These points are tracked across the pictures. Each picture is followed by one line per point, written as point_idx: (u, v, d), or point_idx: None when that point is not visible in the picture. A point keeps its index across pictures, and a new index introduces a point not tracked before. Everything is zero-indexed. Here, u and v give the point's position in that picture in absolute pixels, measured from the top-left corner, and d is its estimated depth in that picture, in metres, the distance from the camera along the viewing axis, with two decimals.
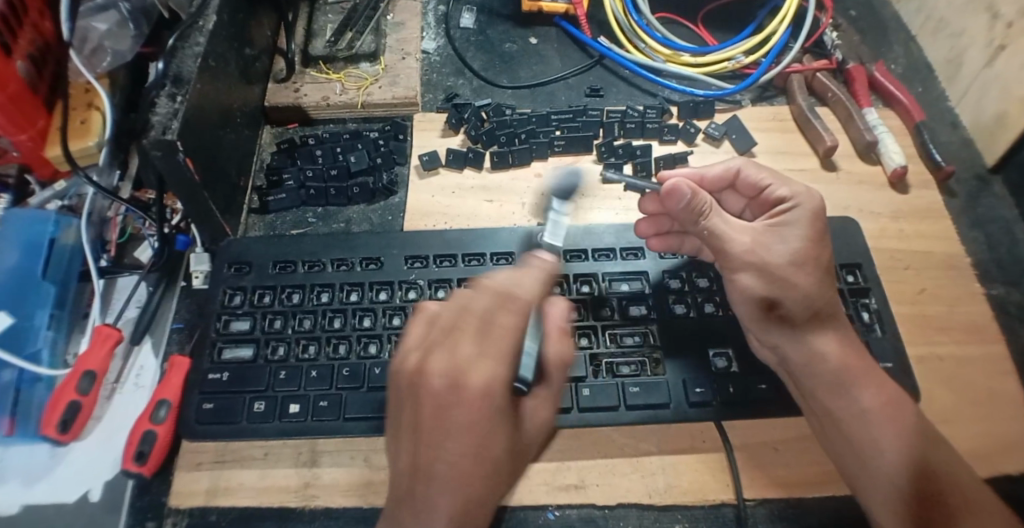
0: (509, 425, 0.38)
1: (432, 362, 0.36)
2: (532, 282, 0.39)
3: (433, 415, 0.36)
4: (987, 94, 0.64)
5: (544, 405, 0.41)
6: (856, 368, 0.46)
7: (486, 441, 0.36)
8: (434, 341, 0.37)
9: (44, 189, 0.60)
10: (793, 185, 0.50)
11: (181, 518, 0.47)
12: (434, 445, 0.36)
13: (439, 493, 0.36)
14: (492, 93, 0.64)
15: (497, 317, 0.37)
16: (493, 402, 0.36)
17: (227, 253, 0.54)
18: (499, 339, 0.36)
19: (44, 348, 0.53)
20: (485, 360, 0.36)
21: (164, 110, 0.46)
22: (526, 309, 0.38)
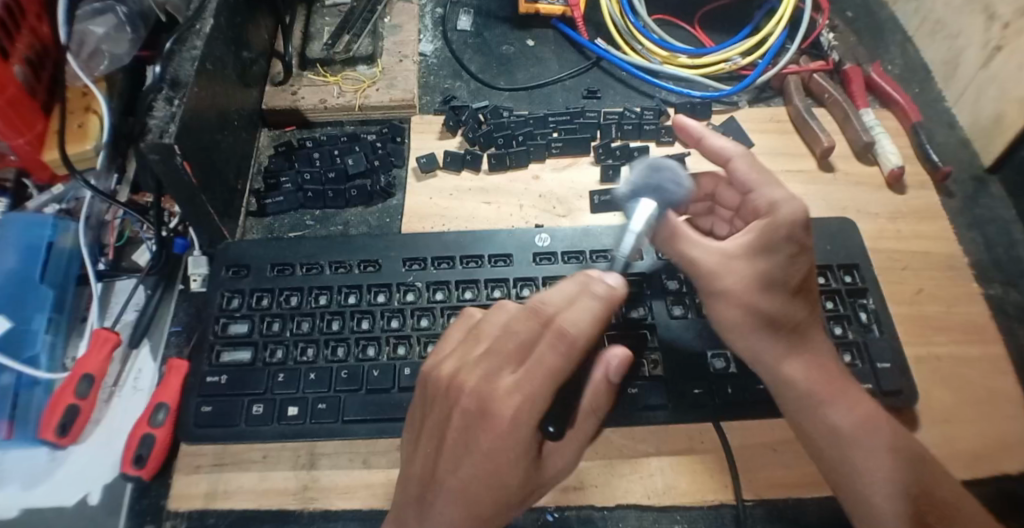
0: (530, 463, 0.36)
1: (466, 377, 0.36)
2: (585, 316, 0.36)
3: (460, 435, 0.36)
4: (983, 94, 0.64)
5: (566, 452, 0.40)
6: (828, 386, 0.44)
7: (505, 468, 0.35)
8: (474, 358, 0.37)
9: (41, 192, 0.61)
10: (773, 191, 0.44)
11: (180, 521, 0.47)
12: (450, 463, 0.36)
13: (443, 507, 0.36)
14: (490, 95, 0.65)
15: (540, 347, 0.36)
16: (520, 436, 0.35)
17: (225, 255, 0.54)
18: (540, 374, 0.35)
19: (42, 352, 0.53)
20: (520, 392, 0.35)
21: (162, 113, 0.46)
22: (573, 351, 0.35)
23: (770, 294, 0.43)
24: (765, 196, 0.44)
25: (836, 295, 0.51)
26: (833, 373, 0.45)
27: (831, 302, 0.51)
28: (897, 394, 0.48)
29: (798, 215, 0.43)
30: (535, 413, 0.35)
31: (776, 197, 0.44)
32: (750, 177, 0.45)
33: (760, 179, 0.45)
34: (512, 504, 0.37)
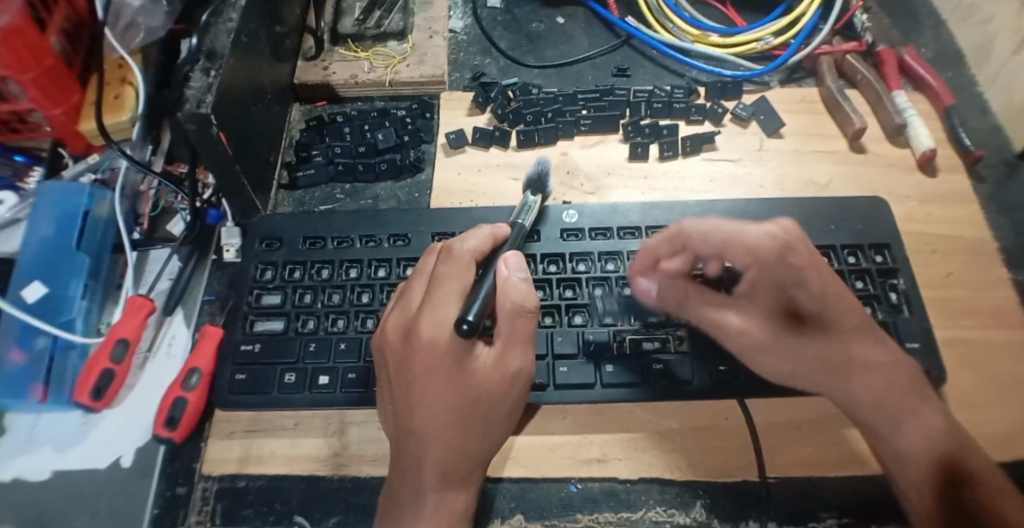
0: (470, 372, 0.41)
1: (389, 323, 0.43)
2: (472, 240, 0.45)
3: (398, 371, 0.41)
4: (1018, 79, 0.63)
5: (514, 353, 0.43)
6: (895, 394, 0.45)
7: (448, 385, 0.41)
8: (399, 306, 0.43)
9: (78, 162, 0.62)
10: (752, 230, 0.47)
11: (212, 484, 0.48)
12: (407, 406, 0.41)
13: (417, 452, 0.41)
14: (519, 72, 0.64)
15: (438, 270, 0.43)
16: (440, 346, 0.40)
17: (258, 228, 0.55)
18: (437, 287, 0.42)
19: (78, 317, 0.54)
20: (430, 309, 0.41)
21: (199, 84, 0.47)
22: (460, 261, 0.43)
23: (797, 329, 0.46)
24: (743, 246, 0.47)
25: (867, 275, 0.51)
26: (895, 370, 0.45)
27: (862, 281, 0.50)
28: (928, 375, 0.48)
29: (776, 247, 0.46)
30: (446, 314, 0.41)
31: (746, 236, 0.47)
32: (722, 233, 0.47)
33: (734, 227, 0.47)
34: (486, 415, 0.42)
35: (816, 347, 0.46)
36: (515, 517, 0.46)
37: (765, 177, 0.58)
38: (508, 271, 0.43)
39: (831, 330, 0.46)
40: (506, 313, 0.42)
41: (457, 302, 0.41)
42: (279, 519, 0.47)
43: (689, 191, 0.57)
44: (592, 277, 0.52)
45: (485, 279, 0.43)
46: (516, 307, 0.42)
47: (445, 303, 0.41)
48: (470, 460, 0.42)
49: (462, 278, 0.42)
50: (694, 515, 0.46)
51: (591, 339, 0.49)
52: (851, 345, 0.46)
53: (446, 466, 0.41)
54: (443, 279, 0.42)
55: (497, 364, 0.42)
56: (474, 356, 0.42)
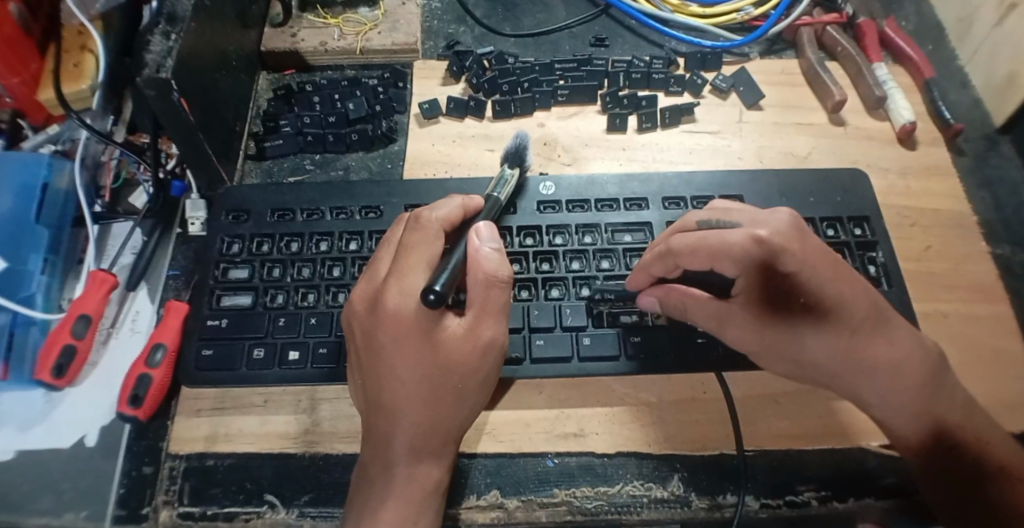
0: (438, 343, 0.40)
1: (357, 294, 0.42)
2: (443, 209, 0.44)
3: (365, 342, 0.41)
4: (997, 53, 0.62)
5: (489, 322, 0.41)
6: (906, 386, 0.43)
7: (415, 357, 0.40)
8: (367, 276, 0.42)
9: (37, 133, 0.59)
10: (735, 240, 0.42)
11: (179, 463, 0.47)
12: (375, 378, 0.41)
13: (386, 426, 0.41)
14: (495, 41, 0.63)
15: (406, 239, 0.41)
16: (406, 317, 0.39)
17: (225, 200, 0.53)
18: (403, 256, 0.40)
19: (38, 292, 0.53)
20: (394, 279, 0.40)
21: (158, 48, 0.44)
22: (428, 229, 0.41)
23: (806, 338, 0.43)
24: (727, 260, 0.42)
25: (846, 248, 0.50)
26: (907, 360, 0.43)
27: (840, 254, 0.50)
28: None
29: (765, 249, 0.41)
30: (412, 285, 0.39)
31: (732, 252, 0.42)
32: (703, 247, 0.42)
33: (710, 237, 0.42)
34: (456, 386, 0.41)
35: (828, 350, 0.43)
36: (491, 493, 0.45)
37: (744, 149, 0.57)
38: (479, 243, 0.41)
39: (844, 325, 0.42)
40: (478, 283, 0.40)
41: (425, 271, 0.40)
42: (249, 498, 0.46)
43: (668, 162, 0.56)
44: (570, 250, 0.50)
45: (457, 248, 0.41)
46: (489, 277, 0.40)
47: (412, 273, 0.40)
48: (440, 434, 0.41)
49: (429, 248, 0.41)
50: (672, 489, 0.45)
51: (568, 313, 0.48)
52: (864, 342, 0.42)
53: (415, 439, 0.40)
54: (410, 248, 0.40)
55: (468, 334, 0.40)
56: (443, 327, 0.40)
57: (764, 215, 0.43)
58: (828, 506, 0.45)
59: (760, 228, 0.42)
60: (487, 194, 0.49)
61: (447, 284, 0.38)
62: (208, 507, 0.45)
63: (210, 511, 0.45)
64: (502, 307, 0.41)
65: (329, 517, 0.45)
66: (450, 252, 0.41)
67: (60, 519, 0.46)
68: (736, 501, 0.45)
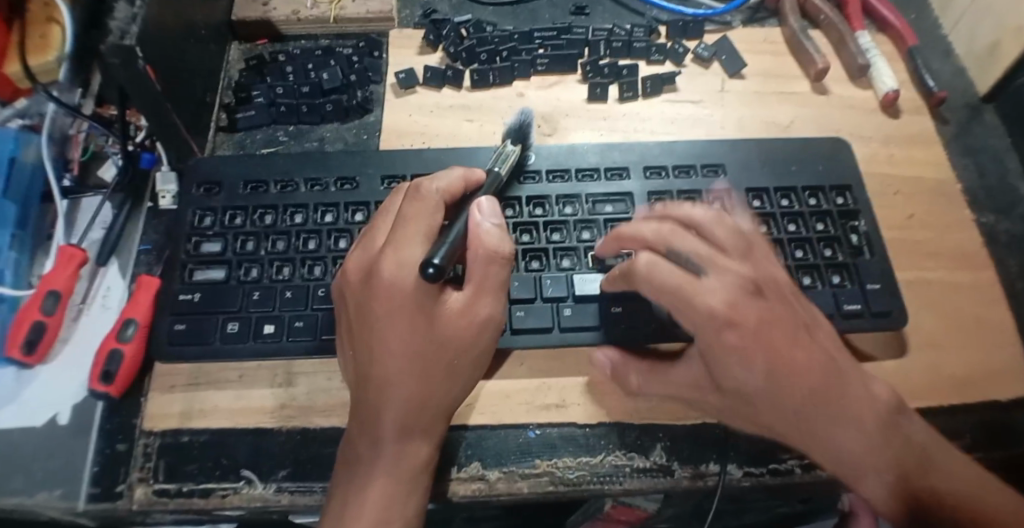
0: (433, 316, 0.39)
1: (351, 264, 0.40)
2: (443, 181, 0.43)
3: (358, 313, 0.39)
4: (980, 21, 0.62)
5: (486, 299, 0.40)
6: (856, 447, 0.40)
7: (411, 330, 0.38)
8: (363, 246, 0.41)
9: (3, 107, 0.58)
10: (699, 300, 0.39)
11: (154, 440, 0.46)
12: (366, 351, 0.39)
13: (376, 400, 0.39)
14: (473, 9, 0.61)
15: (405, 209, 0.40)
16: (403, 288, 0.38)
17: (196, 172, 0.52)
18: (402, 226, 0.39)
19: (7, 268, 0.51)
20: (392, 248, 0.39)
21: (123, 15, 0.43)
22: (429, 200, 0.41)
23: (762, 382, 0.40)
24: (688, 319, 0.40)
25: (827, 217, 0.50)
26: (854, 408, 0.40)
27: (821, 223, 0.49)
28: (885, 315, 0.47)
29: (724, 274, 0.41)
30: (412, 257, 0.38)
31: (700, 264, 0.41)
32: (668, 295, 0.40)
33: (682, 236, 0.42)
34: (451, 362, 0.40)
35: (786, 392, 0.40)
36: (471, 465, 0.44)
37: (726, 118, 0.56)
38: (481, 218, 0.40)
39: (801, 367, 0.40)
40: (479, 259, 0.39)
41: (423, 244, 0.39)
42: (226, 474, 0.45)
43: (649, 132, 0.55)
44: (549, 221, 0.49)
45: (457, 223, 0.41)
46: (490, 253, 0.39)
47: (411, 245, 0.39)
48: (432, 410, 0.40)
49: (428, 220, 0.40)
50: (653, 458, 0.45)
51: (547, 284, 0.47)
52: (818, 404, 0.40)
53: (407, 415, 0.39)
54: (409, 220, 0.39)
55: (465, 310, 0.40)
56: (439, 301, 0.39)
57: (727, 264, 0.41)
58: (812, 474, 0.45)
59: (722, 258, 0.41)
60: (486, 169, 0.48)
61: (448, 258, 0.38)
62: (183, 484, 0.44)
63: (186, 488, 0.44)
64: (499, 286, 0.41)
65: (308, 491, 0.44)
66: (449, 228, 0.41)
67: (33, 498, 0.45)
68: (719, 469, 0.44)
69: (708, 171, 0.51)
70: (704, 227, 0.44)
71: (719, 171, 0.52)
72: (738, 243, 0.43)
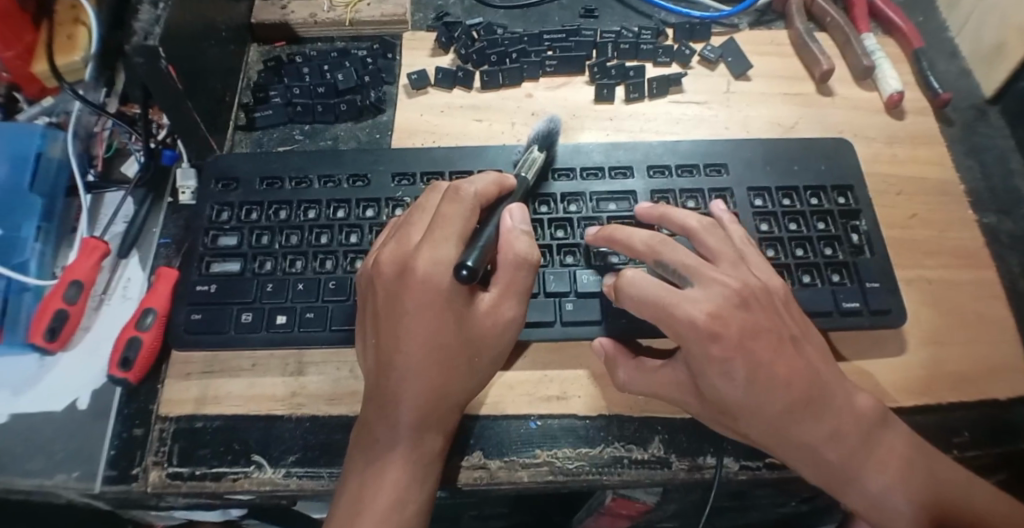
0: (461, 313, 0.40)
1: (383, 255, 0.41)
2: (480, 182, 0.44)
3: (388, 303, 0.40)
4: (987, 22, 0.62)
5: (510, 302, 0.42)
6: (833, 454, 0.41)
7: (440, 325, 0.40)
8: (396, 239, 0.42)
9: (31, 106, 0.60)
10: (680, 310, 0.40)
11: (169, 425, 0.47)
12: (392, 340, 0.40)
13: (399, 388, 0.40)
14: (483, 12, 0.63)
15: (442, 207, 0.41)
16: (436, 284, 0.39)
17: (214, 168, 0.53)
18: (439, 224, 0.40)
19: (32, 259, 0.53)
20: (429, 244, 0.40)
21: (147, 16, 0.45)
22: (467, 201, 0.42)
23: (747, 396, 0.40)
24: (673, 330, 0.40)
25: (829, 216, 0.50)
26: (831, 422, 0.41)
27: (824, 222, 0.50)
28: (886, 313, 0.47)
29: (711, 287, 0.41)
30: (449, 256, 0.40)
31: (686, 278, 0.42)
32: (654, 307, 0.41)
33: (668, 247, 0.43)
34: (472, 359, 0.41)
35: (774, 404, 0.41)
36: (474, 454, 0.45)
37: (731, 119, 0.57)
38: (512, 223, 0.43)
39: (791, 381, 0.41)
40: (507, 263, 0.42)
41: (456, 245, 0.40)
42: (237, 459, 0.46)
43: (654, 132, 0.56)
44: (554, 218, 0.51)
45: (489, 225, 0.43)
46: (519, 258, 0.42)
47: (445, 244, 0.40)
48: (450, 403, 0.41)
49: (465, 222, 0.41)
50: (652, 451, 0.45)
51: (551, 279, 0.48)
52: (798, 415, 0.41)
53: (428, 406, 0.40)
54: (446, 220, 0.41)
55: (490, 311, 0.41)
56: (468, 299, 0.40)
57: (716, 276, 0.42)
58: None
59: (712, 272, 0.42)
60: (514, 174, 0.49)
61: (482, 260, 0.39)
62: (196, 468, 0.46)
63: (198, 471, 0.46)
64: (525, 289, 0.43)
65: (316, 476, 0.46)
66: (481, 230, 0.42)
67: (52, 480, 0.47)
68: (716, 463, 0.45)
69: (711, 170, 0.52)
70: (695, 233, 0.45)
71: (722, 171, 0.52)
72: (728, 251, 0.44)
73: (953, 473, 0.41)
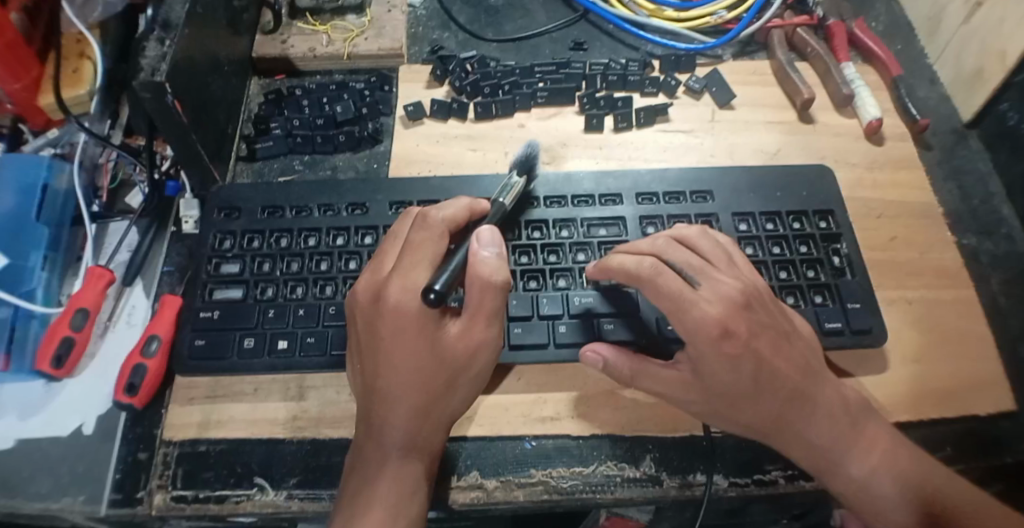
0: (436, 336, 0.42)
1: (361, 283, 0.43)
2: (449, 209, 0.45)
3: (367, 329, 0.42)
4: (965, 49, 0.63)
5: (480, 325, 0.42)
6: (833, 437, 0.43)
7: (416, 347, 0.41)
8: (375, 267, 0.43)
9: (38, 137, 0.62)
10: (695, 310, 0.41)
11: (173, 449, 0.49)
12: (373, 364, 0.42)
13: (383, 410, 0.42)
14: (477, 46, 0.65)
15: (412, 235, 0.43)
16: (407, 310, 0.40)
17: (217, 198, 0.55)
18: (409, 251, 0.42)
19: (39, 287, 0.55)
20: (399, 273, 0.41)
21: (153, 53, 0.47)
22: (435, 227, 0.43)
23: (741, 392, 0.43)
24: (682, 329, 0.41)
25: (811, 239, 0.52)
26: (834, 403, 0.43)
27: (806, 245, 0.52)
28: (868, 333, 0.49)
29: (728, 292, 0.42)
30: (419, 281, 0.41)
31: (708, 285, 0.43)
32: (663, 310, 0.42)
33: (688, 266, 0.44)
34: (451, 377, 0.43)
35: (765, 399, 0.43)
36: (471, 474, 0.47)
37: (716, 146, 0.59)
38: (479, 247, 0.41)
39: (782, 381, 0.43)
40: (475, 286, 0.40)
41: (426, 271, 0.41)
42: (239, 481, 0.47)
43: (643, 160, 0.58)
44: (547, 244, 0.52)
45: (460, 251, 0.42)
46: (484, 282, 0.40)
47: (416, 270, 0.41)
48: (433, 421, 0.43)
49: (434, 247, 0.42)
50: (644, 469, 0.47)
51: (544, 302, 0.50)
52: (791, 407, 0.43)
53: (410, 425, 0.42)
54: (416, 246, 0.42)
55: (463, 334, 0.42)
56: (442, 323, 0.42)
57: (719, 277, 0.43)
58: (796, 485, 0.47)
59: (720, 276, 0.43)
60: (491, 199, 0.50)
61: (449, 284, 0.40)
62: (199, 491, 0.47)
63: (202, 494, 0.47)
64: (496, 310, 0.42)
65: (317, 498, 0.47)
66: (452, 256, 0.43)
67: (58, 503, 0.48)
68: (706, 479, 0.46)
69: (697, 197, 0.54)
70: (689, 240, 0.46)
71: (708, 197, 0.54)
72: (721, 256, 0.45)
73: (944, 471, 0.43)
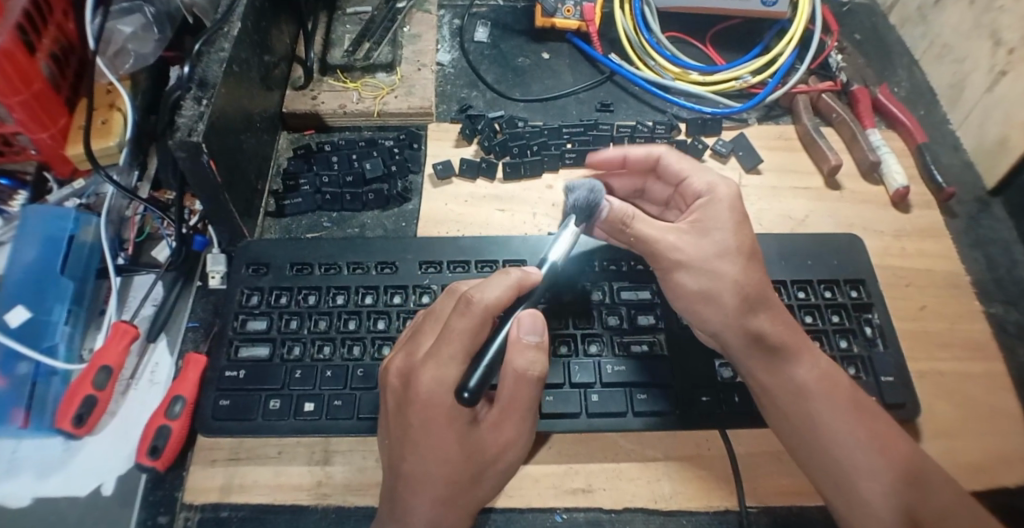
0: (467, 428, 0.41)
1: (395, 362, 0.42)
2: (494, 290, 0.41)
3: (397, 414, 0.41)
4: (988, 119, 0.64)
5: (512, 423, 0.42)
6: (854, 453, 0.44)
7: (445, 441, 0.40)
8: (413, 346, 0.42)
9: (62, 187, 0.62)
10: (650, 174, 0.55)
11: (194, 514, 0.48)
12: (400, 446, 0.41)
13: (406, 498, 0.41)
14: (505, 105, 0.66)
15: (451, 318, 0.41)
16: (437, 402, 0.39)
17: (246, 254, 0.55)
18: (444, 341, 0.40)
19: (60, 343, 0.54)
20: (433, 364, 0.40)
21: (190, 113, 0.47)
22: (477, 316, 0.40)
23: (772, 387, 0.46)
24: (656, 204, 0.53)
25: (842, 309, 0.52)
26: (854, 401, 0.45)
27: (837, 315, 0.52)
28: (900, 406, 0.49)
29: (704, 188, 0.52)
30: (452, 375, 0.40)
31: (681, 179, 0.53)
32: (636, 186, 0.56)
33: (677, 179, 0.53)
34: (480, 469, 0.42)
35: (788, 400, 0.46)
36: None
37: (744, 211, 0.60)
38: (520, 332, 0.40)
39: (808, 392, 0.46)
40: (509, 379, 0.40)
41: (460, 365, 0.40)
42: None
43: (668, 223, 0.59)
44: (577, 307, 0.52)
45: (496, 337, 0.41)
46: (518, 374, 0.40)
47: (449, 364, 0.40)
48: (458, 509, 0.42)
49: (468, 338, 0.40)
50: None
51: (576, 370, 0.50)
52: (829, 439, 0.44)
53: (433, 513, 0.41)
54: (452, 335, 0.40)
55: (495, 427, 0.42)
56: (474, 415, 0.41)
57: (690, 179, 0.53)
58: None
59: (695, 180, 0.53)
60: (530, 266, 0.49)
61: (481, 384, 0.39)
62: None
63: None
64: (527, 406, 0.42)
65: None
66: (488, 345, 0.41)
67: None
68: None
69: None
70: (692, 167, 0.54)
71: None
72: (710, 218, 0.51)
73: None
